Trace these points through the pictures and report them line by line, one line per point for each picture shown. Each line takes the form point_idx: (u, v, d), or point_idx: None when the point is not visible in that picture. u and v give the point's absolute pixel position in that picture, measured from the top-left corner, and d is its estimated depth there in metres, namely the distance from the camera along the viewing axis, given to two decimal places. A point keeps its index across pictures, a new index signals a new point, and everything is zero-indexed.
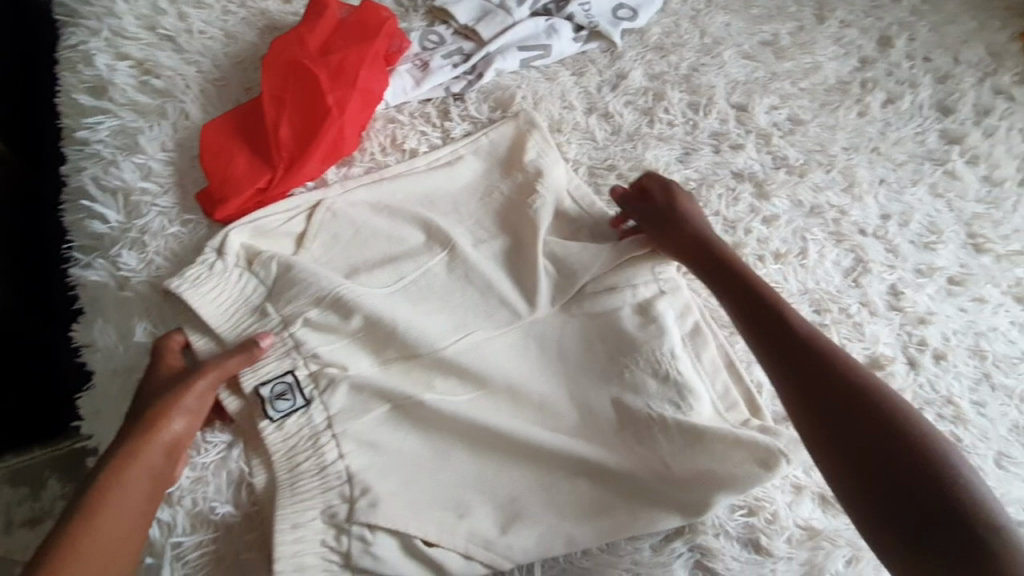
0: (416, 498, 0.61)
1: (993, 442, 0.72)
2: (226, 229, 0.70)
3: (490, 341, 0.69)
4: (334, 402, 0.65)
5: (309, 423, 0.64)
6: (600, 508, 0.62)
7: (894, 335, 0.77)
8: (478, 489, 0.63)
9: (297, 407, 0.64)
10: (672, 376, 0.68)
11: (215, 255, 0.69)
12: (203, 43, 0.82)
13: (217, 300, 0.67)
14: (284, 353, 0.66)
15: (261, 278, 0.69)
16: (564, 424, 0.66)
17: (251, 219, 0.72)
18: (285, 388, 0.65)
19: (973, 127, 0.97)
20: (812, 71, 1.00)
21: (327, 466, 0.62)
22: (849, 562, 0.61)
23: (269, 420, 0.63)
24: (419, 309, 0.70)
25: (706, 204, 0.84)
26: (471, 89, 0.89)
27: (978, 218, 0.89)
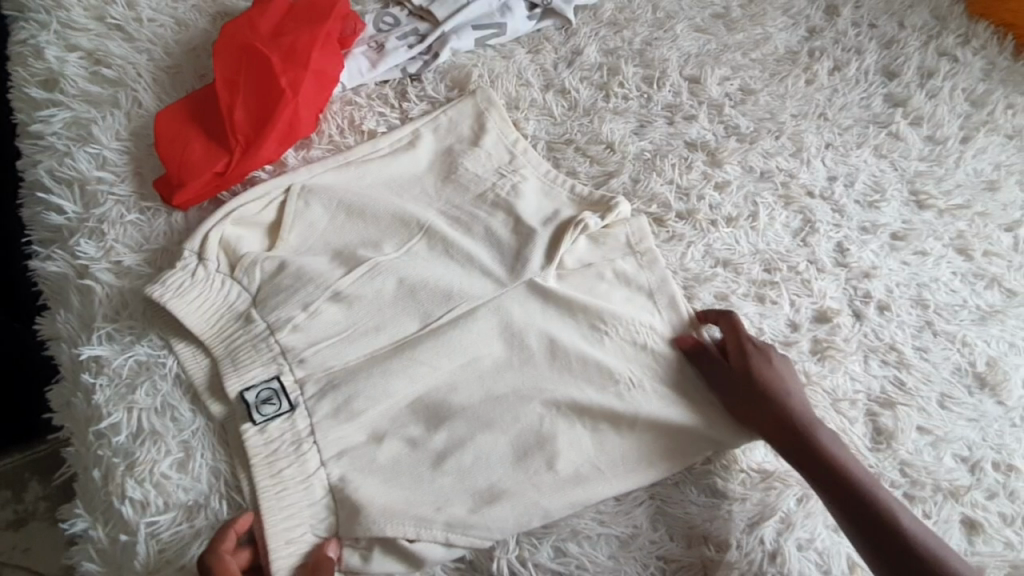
0: (395, 488, 0.63)
1: (936, 384, 0.77)
2: (201, 227, 0.71)
3: (471, 325, 0.70)
4: (317, 409, 0.65)
5: (293, 428, 0.64)
6: (577, 477, 0.65)
7: (841, 290, 0.81)
8: (452, 465, 0.64)
9: (283, 412, 0.65)
10: (651, 344, 0.72)
11: (196, 254, 0.69)
12: (154, 32, 0.81)
13: (200, 307, 0.67)
14: (270, 358, 0.67)
15: (245, 284, 0.70)
16: (539, 402, 0.68)
17: (216, 216, 0.72)
18: (271, 393, 0.65)
19: (917, 89, 1.01)
20: (762, 42, 1.03)
21: (310, 473, 0.63)
22: (800, 500, 0.65)
23: (252, 423, 0.64)
24: (399, 296, 0.71)
25: (661, 173, 0.87)
26: (428, 70, 0.90)
27: (920, 176, 0.93)
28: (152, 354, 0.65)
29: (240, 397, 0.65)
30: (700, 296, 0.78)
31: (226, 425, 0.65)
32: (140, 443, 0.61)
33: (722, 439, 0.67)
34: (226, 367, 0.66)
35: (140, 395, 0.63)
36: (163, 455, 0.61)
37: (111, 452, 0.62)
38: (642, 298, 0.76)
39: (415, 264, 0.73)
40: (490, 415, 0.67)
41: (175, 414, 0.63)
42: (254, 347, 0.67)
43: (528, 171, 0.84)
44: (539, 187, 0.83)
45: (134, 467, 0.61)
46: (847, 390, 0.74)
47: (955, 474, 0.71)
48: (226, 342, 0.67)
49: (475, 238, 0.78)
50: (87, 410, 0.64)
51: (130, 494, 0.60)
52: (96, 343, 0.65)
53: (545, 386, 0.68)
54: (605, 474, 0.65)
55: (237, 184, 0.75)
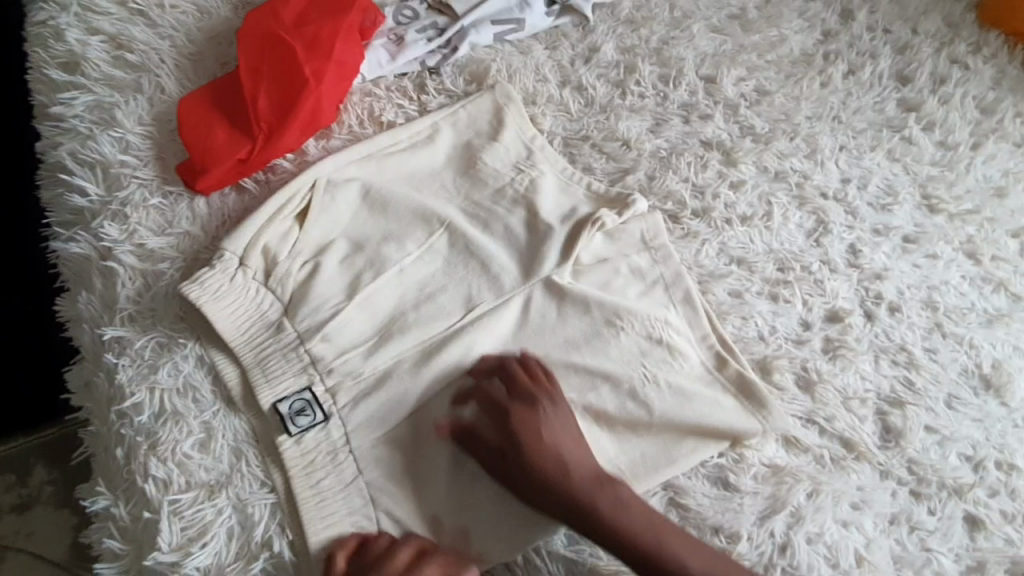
0: (430, 492, 0.64)
1: (943, 385, 0.77)
2: (241, 232, 0.71)
3: (493, 325, 0.72)
4: (351, 419, 0.66)
5: (328, 439, 0.65)
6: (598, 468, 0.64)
7: (853, 290, 0.81)
8: (486, 467, 0.65)
9: (317, 422, 0.65)
10: (667, 341, 0.73)
11: (233, 257, 0.70)
12: (176, 18, 0.82)
13: (234, 314, 0.67)
14: (301, 369, 0.67)
15: (278, 293, 0.70)
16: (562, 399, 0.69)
17: (247, 224, 0.71)
18: (303, 404, 0.65)
19: (930, 95, 1.02)
20: (778, 44, 1.04)
21: (349, 481, 0.63)
22: (810, 495, 0.66)
23: (288, 435, 0.64)
24: (422, 294, 0.73)
25: (677, 171, 0.87)
26: (446, 64, 0.90)
27: (931, 180, 0.94)
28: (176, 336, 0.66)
29: (270, 399, 0.65)
30: (715, 292, 0.78)
31: (247, 410, 0.65)
32: (162, 423, 0.62)
33: (733, 435, 0.69)
34: (254, 369, 0.66)
35: (162, 375, 0.64)
36: (185, 436, 0.62)
37: (133, 432, 0.63)
38: (656, 296, 0.77)
39: (434, 262, 0.75)
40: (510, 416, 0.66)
41: (196, 395, 0.64)
42: (283, 355, 0.67)
43: (545, 167, 0.85)
44: (556, 183, 0.84)
45: (157, 447, 0.61)
46: (858, 389, 0.75)
47: (959, 472, 0.72)
48: (256, 351, 0.67)
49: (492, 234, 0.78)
50: (109, 390, 0.64)
51: (153, 474, 0.60)
52: (119, 324, 0.66)
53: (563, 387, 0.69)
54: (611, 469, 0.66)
55: (258, 172, 0.76)
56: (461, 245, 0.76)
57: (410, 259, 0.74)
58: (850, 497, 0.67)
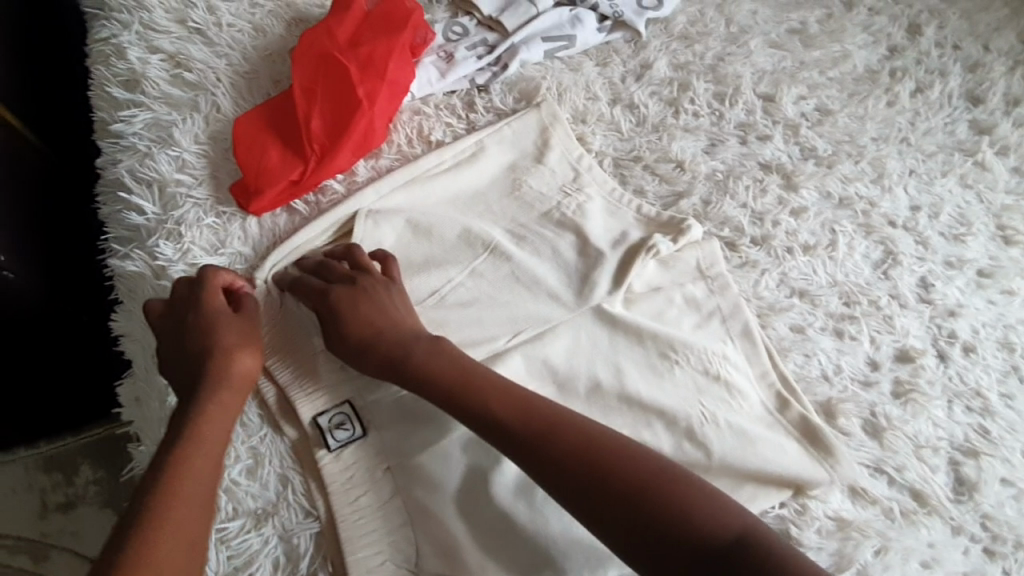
0: (475, 521, 0.61)
1: (1022, 435, 0.72)
2: (281, 251, 0.72)
3: (541, 351, 0.69)
4: (388, 435, 0.65)
5: (367, 456, 0.65)
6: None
7: (924, 328, 0.76)
8: (545, 497, 0.62)
9: (355, 437, 0.65)
10: (723, 377, 0.69)
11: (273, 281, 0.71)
12: (232, 37, 0.82)
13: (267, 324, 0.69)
14: (338, 382, 0.67)
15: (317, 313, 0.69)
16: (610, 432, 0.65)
17: (290, 243, 0.72)
18: (344, 418, 0.66)
19: (1004, 117, 0.96)
20: (841, 60, 0.99)
21: (385, 500, 0.63)
22: (877, 552, 0.62)
23: (327, 450, 0.64)
24: (469, 318, 0.71)
25: (733, 195, 0.84)
26: (496, 81, 0.89)
27: (1008, 210, 0.88)
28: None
29: (310, 413, 0.65)
30: (773, 326, 0.74)
31: (292, 433, 0.65)
32: None
33: (795, 482, 0.65)
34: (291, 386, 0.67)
35: None
36: (233, 461, 0.62)
37: None
38: (711, 329, 0.73)
39: (481, 287, 0.73)
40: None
41: (244, 419, 0.64)
42: (323, 373, 0.68)
43: (594, 190, 0.82)
44: (605, 206, 0.82)
45: None
46: (929, 436, 0.70)
47: None
48: (293, 369, 0.67)
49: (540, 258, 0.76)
50: (161, 410, 0.65)
51: None
52: None
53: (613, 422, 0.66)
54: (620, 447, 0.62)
55: (311, 192, 0.76)
56: (511, 275, 0.74)
57: (455, 284, 0.73)
58: (921, 557, 0.63)
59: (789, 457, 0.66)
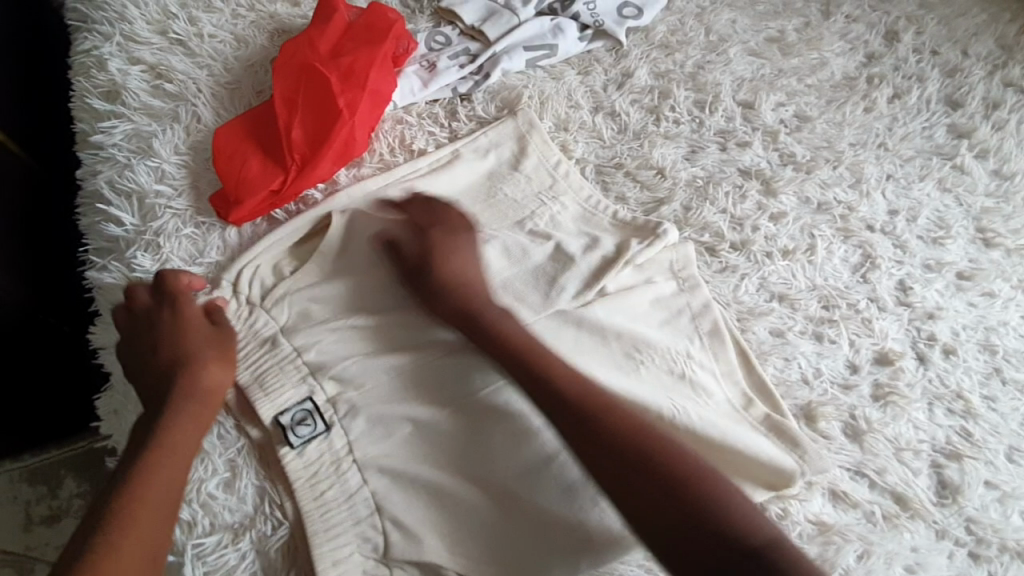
0: (439, 513, 0.62)
1: (1004, 436, 0.72)
2: (250, 254, 0.71)
3: None
4: (353, 428, 0.65)
5: (330, 448, 0.64)
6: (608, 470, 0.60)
7: (904, 331, 0.77)
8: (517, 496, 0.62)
9: (318, 432, 0.65)
10: (690, 376, 0.69)
11: (234, 285, 0.70)
12: (214, 48, 0.83)
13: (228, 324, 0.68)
14: (300, 381, 0.67)
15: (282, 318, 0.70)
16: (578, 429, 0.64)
17: (258, 245, 0.72)
18: (305, 414, 0.65)
19: (981, 121, 0.97)
20: (819, 67, 1.00)
21: (353, 492, 0.63)
22: (861, 557, 0.62)
23: (290, 446, 0.64)
24: (435, 318, 0.70)
25: (714, 202, 0.84)
26: (478, 90, 0.89)
27: (986, 213, 0.89)
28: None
29: (270, 413, 0.65)
30: (753, 330, 0.75)
31: (262, 440, 0.65)
32: None
33: (770, 478, 0.64)
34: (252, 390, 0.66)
35: None
36: (209, 475, 0.61)
37: None
38: (680, 326, 0.74)
39: (452, 290, 0.73)
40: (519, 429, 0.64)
41: (220, 431, 0.64)
42: (281, 369, 0.67)
43: (576, 197, 0.83)
44: (581, 214, 0.82)
45: None
46: (911, 439, 0.70)
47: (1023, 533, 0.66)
48: (251, 366, 0.67)
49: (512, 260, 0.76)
50: None
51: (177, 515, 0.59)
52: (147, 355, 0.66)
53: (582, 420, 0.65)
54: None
55: (291, 202, 0.76)
56: (491, 280, 0.73)
57: None
58: (905, 562, 0.63)
59: (766, 450, 0.65)
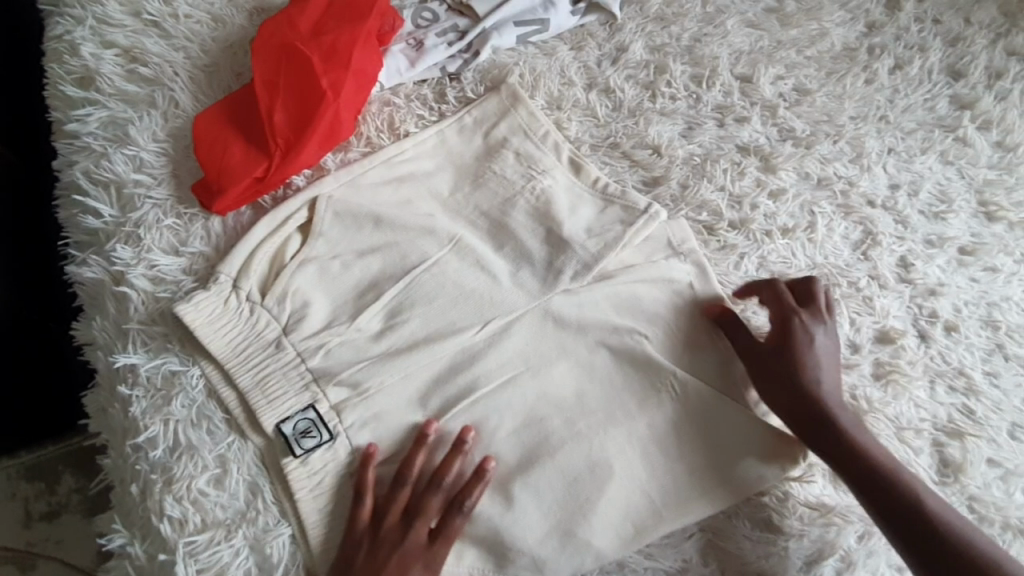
0: None
1: (1006, 413, 0.71)
2: (239, 248, 0.68)
3: (506, 341, 0.67)
4: (359, 436, 0.62)
5: (335, 458, 0.61)
6: (611, 456, 0.63)
7: (905, 309, 0.76)
8: (521, 486, 0.61)
9: (324, 442, 0.61)
10: (687, 355, 0.69)
11: (228, 280, 0.67)
12: (190, 28, 0.79)
13: (227, 335, 0.64)
14: (302, 387, 0.63)
15: (274, 312, 0.66)
16: (585, 419, 0.64)
17: (249, 239, 0.69)
18: (309, 425, 0.62)
19: (985, 91, 0.95)
20: (818, 38, 0.97)
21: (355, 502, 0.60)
22: (861, 538, 0.62)
23: (294, 457, 0.60)
24: (436, 308, 0.68)
25: (711, 179, 0.82)
26: (467, 69, 0.86)
27: (989, 185, 0.87)
28: (169, 356, 0.63)
29: (273, 421, 0.61)
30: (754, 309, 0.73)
31: (258, 441, 0.61)
32: (176, 458, 0.59)
33: (773, 452, 0.63)
34: (257, 401, 0.62)
35: (175, 407, 0.61)
36: (200, 471, 0.58)
37: (149, 467, 0.60)
38: (686, 293, 0.72)
39: (448, 277, 0.70)
40: (520, 424, 0.64)
41: (210, 426, 0.61)
42: (285, 375, 0.64)
43: (557, 172, 0.80)
44: (567, 198, 0.79)
45: (172, 484, 0.58)
46: (912, 418, 0.69)
47: None
48: (254, 372, 0.63)
49: (512, 243, 0.75)
50: (123, 422, 0.62)
51: (168, 513, 0.57)
52: (131, 352, 0.63)
53: (586, 407, 0.65)
54: (585, 424, 0.64)
55: (277, 189, 0.73)
56: (487, 275, 0.71)
57: (420, 274, 0.70)
58: None
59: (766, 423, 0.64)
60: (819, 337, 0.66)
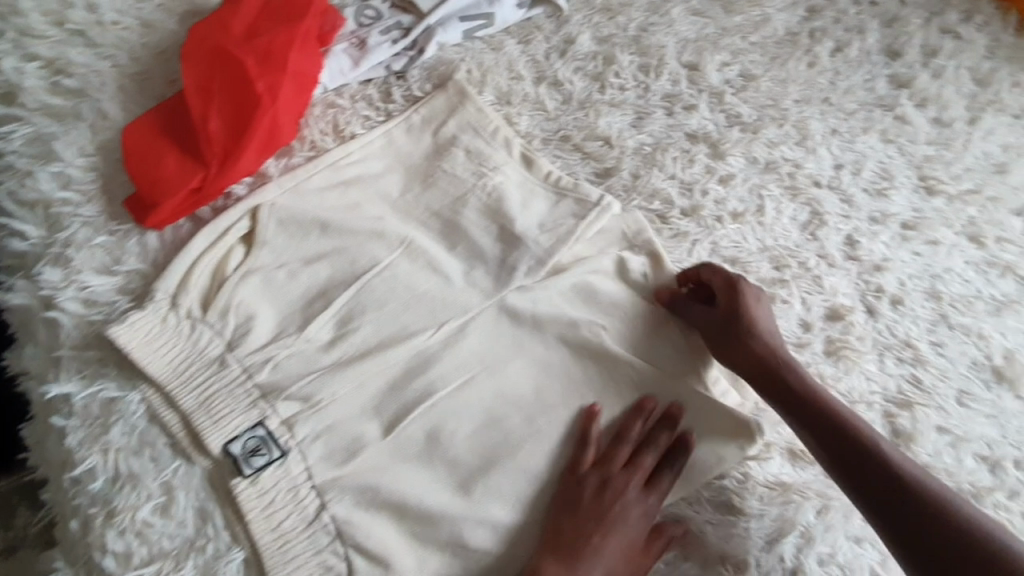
0: (401, 524, 0.59)
1: (953, 381, 0.74)
2: (177, 264, 0.66)
3: (461, 343, 0.66)
4: (312, 451, 0.60)
5: (287, 475, 0.59)
6: (573, 451, 0.63)
7: (853, 285, 0.78)
8: (484, 490, 0.60)
9: (274, 459, 0.59)
10: (645, 344, 0.69)
11: (166, 298, 0.64)
12: (118, 36, 0.76)
13: (168, 356, 0.62)
14: (250, 405, 0.61)
15: (217, 329, 0.64)
16: (545, 415, 0.64)
17: (184, 255, 0.66)
18: (258, 442, 0.60)
19: (922, 69, 0.97)
20: (761, 24, 0.98)
21: (311, 519, 0.58)
22: (819, 513, 0.62)
23: (242, 477, 0.58)
24: (388, 314, 0.67)
25: (662, 168, 0.83)
26: (413, 67, 0.85)
27: (929, 161, 0.90)
28: (106, 381, 0.60)
29: (219, 442, 0.59)
30: None
31: (205, 463, 0.59)
32: (118, 489, 0.56)
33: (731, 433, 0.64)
34: (202, 423, 0.60)
35: (115, 434, 0.58)
36: (144, 501, 0.56)
37: (90, 499, 0.57)
38: (640, 281, 0.73)
39: (400, 280, 0.69)
40: (479, 425, 0.63)
41: (153, 452, 0.58)
42: (231, 393, 0.62)
43: (508, 168, 0.80)
44: (520, 194, 0.78)
45: (114, 516, 0.56)
46: (863, 392, 0.71)
47: (975, 475, 0.68)
48: (198, 393, 0.61)
49: (465, 242, 0.74)
50: (61, 453, 0.59)
51: (111, 547, 0.55)
52: (66, 380, 0.60)
53: (545, 403, 0.65)
54: (545, 421, 0.64)
55: (216, 200, 0.71)
56: (441, 277, 0.70)
57: (370, 279, 0.68)
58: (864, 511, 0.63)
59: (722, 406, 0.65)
60: (758, 303, 0.67)
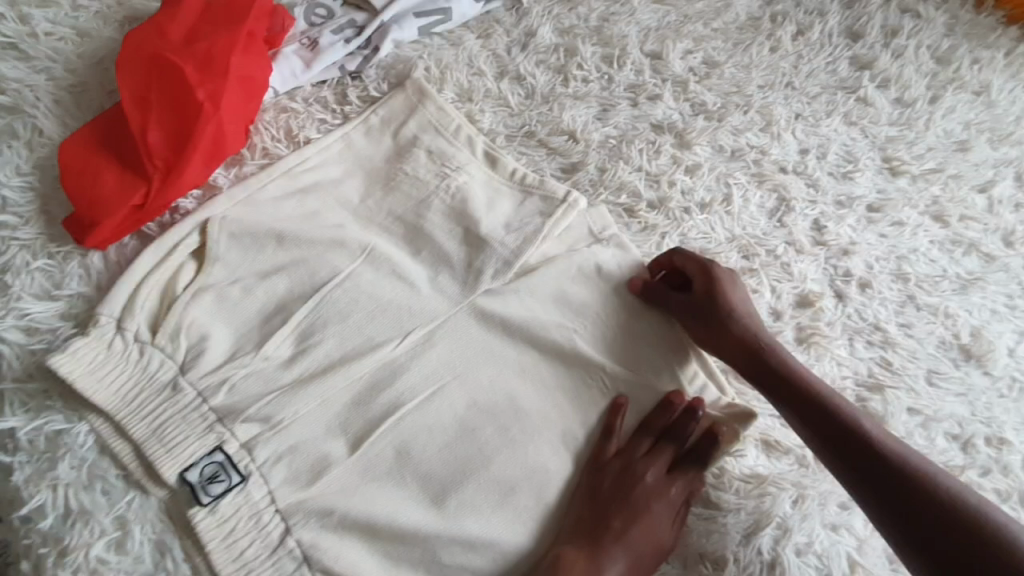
0: (372, 544, 0.57)
1: (922, 361, 0.75)
2: (124, 286, 0.63)
3: (427, 352, 0.65)
4: (274, 475, 0.58)
5: (249, 500, 0.57)
6: (546, 458, 0.62)
7: (821, 270, 0.78)
8: (457, 504, 0.59)
9: (234, 485, 0.58)
10: (617, 343, 0.68)
11: (113, 323, 0.62)
12: (51, 46, 0.72)
13: (117, 383, 0.59)
14: (206, 430, 0.59)
15: (169, 351, 0.61)
16: (518, 422, 0.63)
17: (130, 277, 0.64)
18: (216, 469, 0.58)
19: (882, 50, 0.98)
20: (723, 10, 0.98)
21: (276, 544, 0.56)
22: (795, 502, 0.62)
23: (201, 505, 0.57)
24: (351, 326, 0.65)
25: (628, 161, 0.82)
26: (369, 66, 0.82)
27: (892, 142, 0.90)
28: (52, 413, 0.58)
29: (174, 471, 0.57)
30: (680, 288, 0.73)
31: (161, 493, 0.57)
32: (69, 526, 0.54)
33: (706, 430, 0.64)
34: (156, 452, 0.58)
35: (62, 470, 0.55)
36: (97, 537, 0.53)
37: (40, 539, 0.54)
38: (610, 279, 0.72)
39: (362, 290, 0.67)
40: (450, 437, 0.62)
41: (106, 485, 0.56)
42: (186, 418, 0.59)
43: (472, 168, 0.78)
44: (484, 194, 0.76)
45: (65, 556, 0.53)
46: (834, 377, 0.72)
47: (947, 454, 0.69)
48: (150, 421, 0.59)
49: (429, 246, 0.72)
50: (7, 491, 0.56)
51: None
52: (8, 414, 0.57)
53: (517, 410, 0.64)
54: (518, 429, 0.63)
55: (162, 214, 0.68)
56: (404, 284, 0.68)
57: (330, 291, 0.66)
58: (839, 497, 0.63)
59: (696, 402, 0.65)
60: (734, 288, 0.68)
